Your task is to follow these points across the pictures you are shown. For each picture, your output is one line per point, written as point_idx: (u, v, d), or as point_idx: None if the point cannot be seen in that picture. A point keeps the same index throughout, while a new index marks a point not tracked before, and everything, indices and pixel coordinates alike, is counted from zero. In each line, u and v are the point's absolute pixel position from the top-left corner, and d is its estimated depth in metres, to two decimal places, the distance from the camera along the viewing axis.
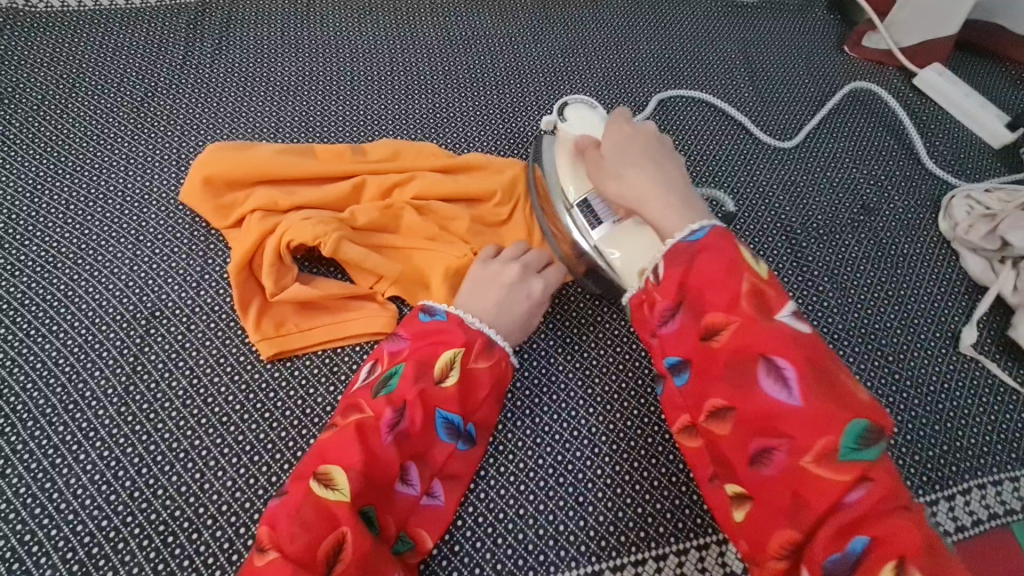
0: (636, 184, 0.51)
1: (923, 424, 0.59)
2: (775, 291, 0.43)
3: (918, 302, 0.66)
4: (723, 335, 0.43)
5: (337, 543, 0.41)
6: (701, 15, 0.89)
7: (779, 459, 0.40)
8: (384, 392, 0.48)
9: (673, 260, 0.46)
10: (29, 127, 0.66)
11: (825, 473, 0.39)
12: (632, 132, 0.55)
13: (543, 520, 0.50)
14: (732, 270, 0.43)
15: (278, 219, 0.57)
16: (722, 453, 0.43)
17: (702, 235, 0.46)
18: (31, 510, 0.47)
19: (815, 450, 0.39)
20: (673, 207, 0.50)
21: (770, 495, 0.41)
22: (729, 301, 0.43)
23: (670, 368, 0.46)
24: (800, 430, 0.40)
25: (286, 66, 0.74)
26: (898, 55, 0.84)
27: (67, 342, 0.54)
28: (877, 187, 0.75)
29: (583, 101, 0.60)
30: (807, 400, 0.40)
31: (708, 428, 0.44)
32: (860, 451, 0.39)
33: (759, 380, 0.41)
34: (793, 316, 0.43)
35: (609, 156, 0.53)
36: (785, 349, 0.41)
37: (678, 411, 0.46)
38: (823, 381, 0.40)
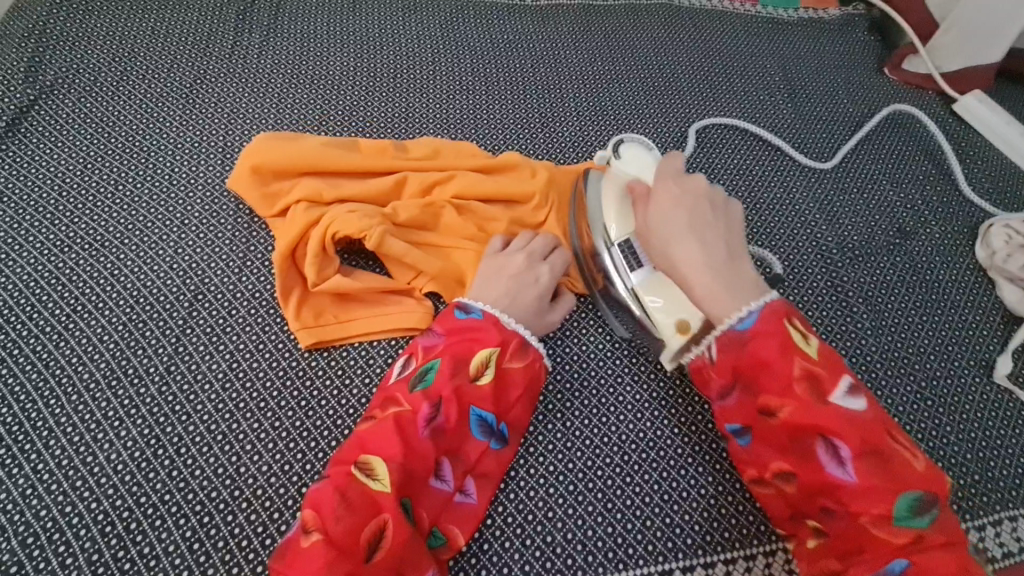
0: (685, 255, 0.50)
1: (954, 452, 0.58)
2: (829, 370, 0.44)
3: (952, 329, 0.66)
4: (779, 414, 0.44)
5: (378, 530, 0.42)
6: (741, 30, 0.89)
7: (842, 517, 0.43)
8: (420, 386, 0.49)
9: (725, 347, 0.47)
10: (83, 107, 0.68)
11: (877, 533, 0.41)
12: (686, 189, 0.52)
13: (571, 524, 0.50)
14: (784, 352, 0.44)
15: (322, 211, 0.58)
16: (795, 505, 0.46)
17: (754, 321, 0.46)
18: (72, 482, 0.48)
19: (872, 514, 0.41)
20: (721, 283, 0.48)
21: (837, 543, 0.44)
22: (784, 388, 0.44)
23: (732, 433, 0.48)
24: (859, 500, 0.42)
25: (331, 60, 0.75)
26: (938, 80, 0.83)
27: (112, 319, 0.55)
28: (913, 211, 0.74)
29: (638, 141, 0.59)
30: (863, 476, 0.42)
31: (771, 482, 0.46)
32: (916, 519, 0.41)
33: (817, 455, 0.43)
34: (848, 393, 0.44)
35: (658, 222, 0.51)
36: (844, 433, 0.42)
37: (738, 464, 0.49)
38: (879, 457, 0.42)
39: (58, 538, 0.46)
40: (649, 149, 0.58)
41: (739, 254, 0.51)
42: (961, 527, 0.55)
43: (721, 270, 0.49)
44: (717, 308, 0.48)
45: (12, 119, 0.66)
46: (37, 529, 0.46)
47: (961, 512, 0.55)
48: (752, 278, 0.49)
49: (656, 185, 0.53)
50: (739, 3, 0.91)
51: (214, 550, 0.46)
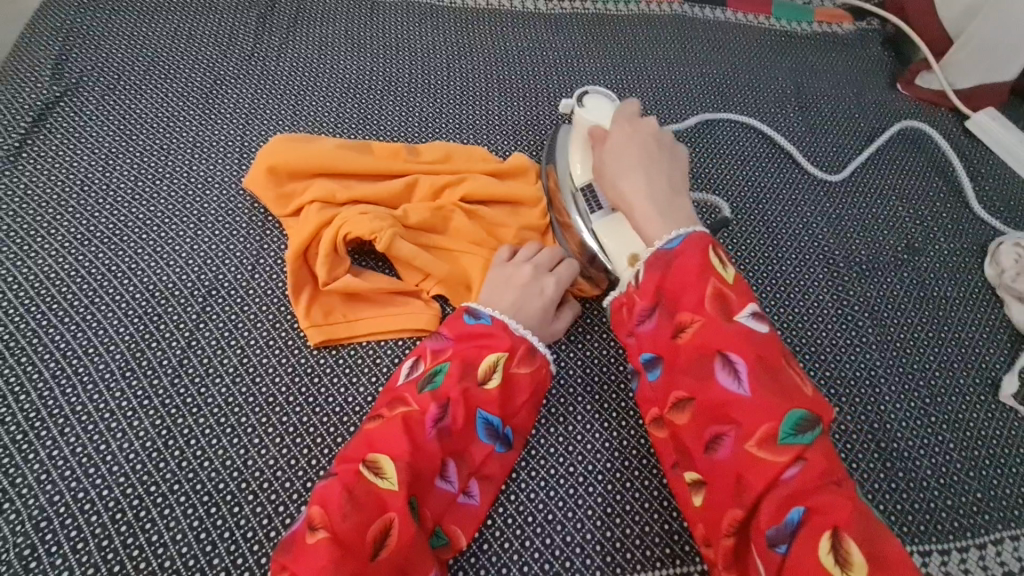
0: (631, 186, 0.53)
1: (957, 469, 0.58)
2: (738, 295, 0.46)
3: (958, 346, 0.66)
4: (688, 332, 0.46)
5: (383, 528, 0.43)
6: (754, 42, 0.89)
7: (729, 443, 0.43)
8: (428, 388, 0.49)
9: (652, 266, 0.49)
10: (106, 104, 0.70)
11: (765, 456, 0.42)
12: (636, 130, 0.56)
13: (570, 528, 0.51)
14: (701, 273, 0.46)
15: (335, 212, 0.59)
16: (682, 441, 0.46)
17: (680, 242, 0.49)
18: (86, 469, 0.49)
19: (759, 435, 0.42)
20: (659, 210, 0.52)
21: (722, 479, 0.43)
22: (696, 304, 0.46)
23: (646, 363, 0.49)
24: (748, 417, 0.43)
25: (348, 63, 0.77)
26: (953, 96, 0.83)
27: (128, 312, 0.57)
28: (922, 226, 0.74)
29: (602, 93, 0.61)
30: (754, 390, 0.43)
31: (672, 415, 0.47)
32: (799, 436, 0.42)
33: (715, 374, 0.44)
34: (752, 317, 0.46)
35: (609, 157, 0.55)
36: (738, 346, 0.44)
37: (646, 403, 0.50)
38: (770, 375, 0.43)
39: (71, 523, 0.47)
40: (612, 99, 0.61)
41: (678, 189, 0.54)
42: (962, 544, 0.54)
43: (660, 198, 0.53)
44: (652, 230, 0.51)
45: (38, 114, 0.68)
46: (50, 514, 0.47)
47: (963, 530, 0.55)
48: (687, 211, 0.53)
49: (612, 127, 0.57)
50: (752, 15, 0.92)
51: (220, 540, 0.47)
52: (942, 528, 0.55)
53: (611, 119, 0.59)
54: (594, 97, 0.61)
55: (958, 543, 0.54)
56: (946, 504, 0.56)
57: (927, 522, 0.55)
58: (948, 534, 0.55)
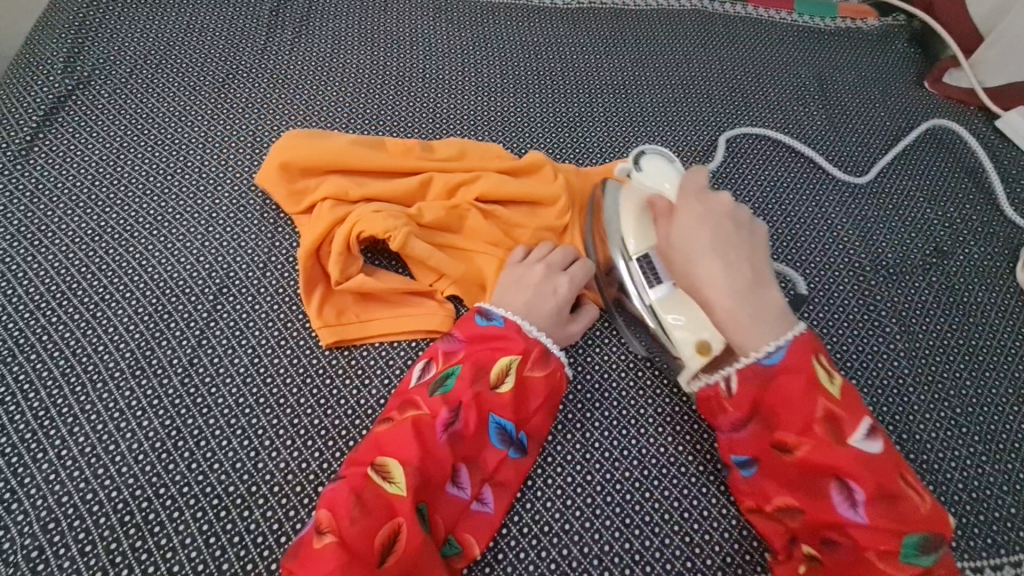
0: (707, 277, 0.48)
1: (989, 483, 0.56)
2: (849, 411, 0.44)
3: (989, 354, 0.63)
4: (796, 452, 0.45)
5: (392, 533, 0.42)
6: (776, 38, 0.87)
7: (845, 551, 0.44)
8: (440, 391, 0.48)
9: (746, 379, 0.47)
10: (118, 98, 0.69)
11: (884, 567, 0.42)
12: (709, 209, 0.50)
13: (587, 538, 0.49)
14: (808, 391, 0.45)
15: (348, 210, 0.58)
16: (791, 536, 0.47)
17: (784, 356, 0.46)
18: (94, 469, 0.49)
19: (878, 549, 0.43)
20: (749, 313, 0.47)
21: (836, 574, 0.44)
22: (803, 427, 0.45)
23: (737, 464, 0.49)
24: (865, 536, 0.43)
25: (361, 58, 0.75)
26: (981, 94, 0.80)
27: (138, 309, 0.56)
28: (951, 229, 0.72)
29: (659, 152, 0.56)
30: (873, 517, 0.43)
31: (778, 518, 0.47)
32: (919, 556, 0.42)
33: (831, 496, 0.44)
34: (866, 436, 0.44)
35: (680, 242, 0.50)
36: (856, 474, 0.43)
37: (737, 495, 0.50)
38: (885, 495, 0.43)
39: (79, 525, 0.46)
40: (670, 159, 0.56)
41: (764, 277, 0.49)
42: (996, 562, 0.52)
43: (745, 294, 0.48)
44: (740, 338, 0.47)
45: (50, 108, 0.67)
46: (58, 516, 0.47)
47: (996, 547, 0.53)
48: (777, 304, 0.48)
49: (679, 203, 0.51)
50: (774, 11, 0.90)
51: (230, 545, 0.46)
52: (974, 544, 0.53)
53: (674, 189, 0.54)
54: (651, 157, 0.56)
55: (991, 561, 0.52)
56: (977, 519, 0.54)
57: (957, 538, 0.53)
58: (980, 550, 0.53)
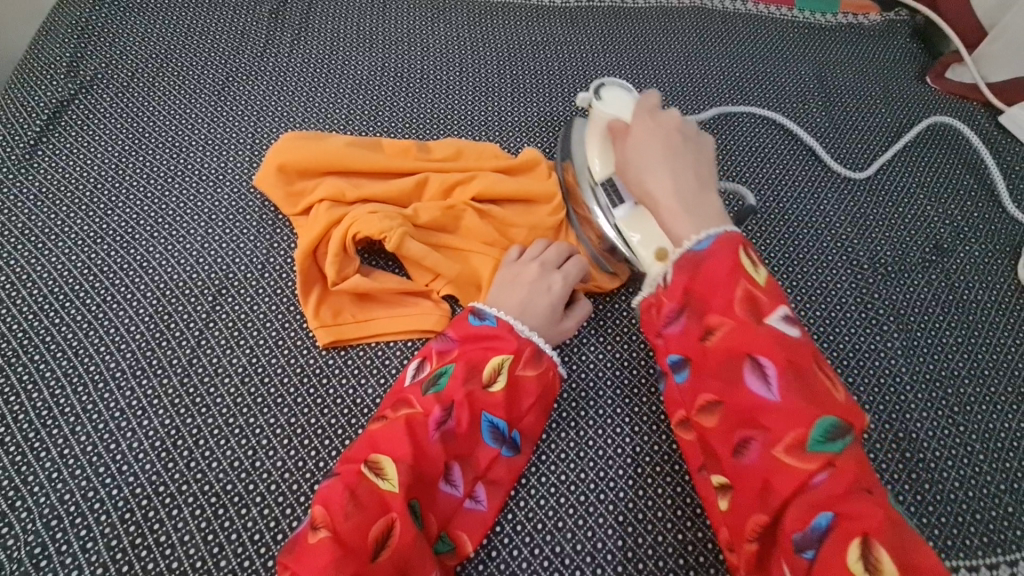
0: (653, 179, 0.52)
1: (987, 483, 0.56)
2: (769, 297, 0.44)
3: (989, 353, 0.63)
4: (716, 334, 0.44)
5: (385, 528, 0.43)
6: (776, 35, 0.87)
7: (757, 449, 0.42)
8: (433, 390, 0.49)
9: (680, 267, 0.47)
10: (119, 101, 0.70)
11: (793, 463, 0.40)
12: (659, 123, 0.54)
13: (581, 535, 0.50)
14: (732, 274, 0.45)
15: (345, 211, 0.58)
16: (712, 447, 0.45)
17: (711, 243, 0.47)
18: (96, 468, 0.50)
19: (786, 441, 0.40)
20: (687, 210, 0.50)
21: (747, 486, 0.42)
22: (726, 307, 0.44)
23: (671, 364, 0.48)
24: (777, 423, 0.41)
25: (359, 59, 0.76)
26: (984, 90, 0.79)
27: (139, 311, 0.57)
28: (952, 226, 0.71)
29: (618, 85, 0.60)
30: (786, 396, 0.41)
31: (699, 419, 0.45)
32: (829, 443, 0.40)
33: (744, 376, 0.43)
34: (784, 321, 0.44)
35: (632, 154, 0.54)
36: (771, 350, 0.42)
37: (672, 406, 0.49)
38: (801, 380, 0.42)
39: (81, 522, 0.47)
40: (630, 92, 0.59)
41: (708, 185, 0.52)
42: (992, 561, 0.52)
43: (686, 193, 0.51)
44: (680, 228, 0.49)
45: (54, 111, 0.68)
46: (60, 513, 0.48)
47: (993, 547, 0.53)
48: (715, 205, 0.50)
49: (633, 122, 0.55)
50: (774, 7, 0.89)
51: (228, 542, 0.47)
52: (970, 543, 0.53)
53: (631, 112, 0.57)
54: (610, 89, 0.60)
55: (987, 559, 0.52)
56: (974, 518, 0.54)
57: (954, 537, 0.53)
58: (976, 549, 0.53)
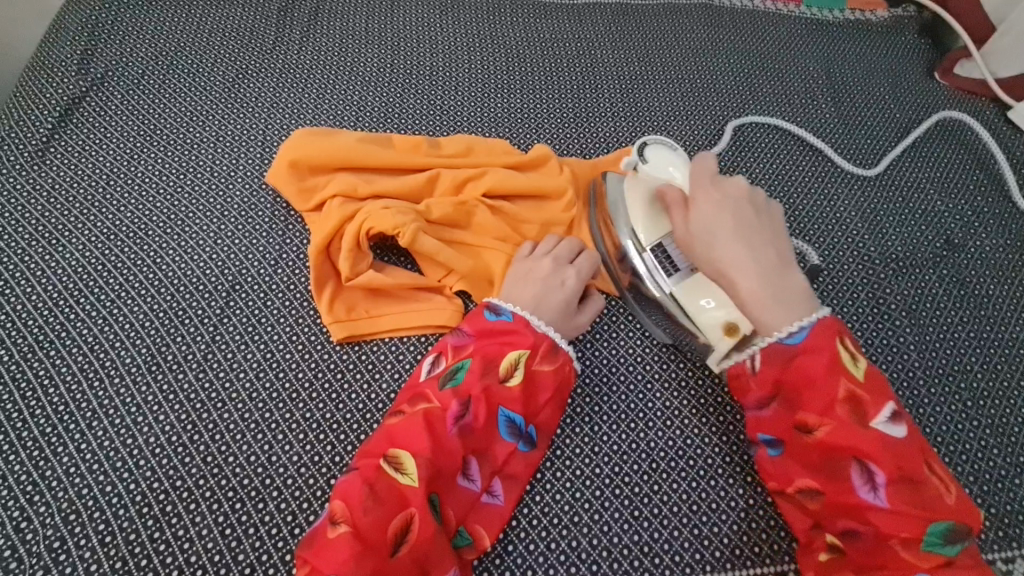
0: (733, 263, 0.48)
1: (1001, 477, 0.56)
2: (873, 394, 0.44)
3: (1002, 348, 0.63)
4: (817, 432, 0.45)
5: (404, 522, 0.43)
6: (784, 31, 0.87)
7: (868, 539, 0.43)
8: (450, 385, 0.49)
9: (770, 358, 0.47)
10: (131, 98, 0.70)
11: (907, 557, 0.41)
12: (725, 194, 0.50)
13: (597, 530, 0.50)
14: (832, 370, 0.45)
15: (357, 206, 0.58)
16: (815, 525, 0.46)
17: (806, 335, 0.46)
18: (113, 463, 0.50)
19: (900, 538, 0.42)
20: (774, 298, 0.47)
21: (857, 570, 0.43)
22: (825, 406, 0.44)
23: (765, 443, 0.48)
24: (885, 522, 0.42)
25: (369, 56, 0.76)
26: (993, 85, 0.79)
27: (154, 306, 0.57)
28: (963, 221, 0.71)
29: (662, 142, 0.56)
30: (893, 500, 0.42)
31: (800, 501, 0.46)
32: (945, 546, 0.41)
33: (850, 478, 0.43)
34: (890, 420, 0.44)
35: (700, 230, 0.50)
36: (878, 455, 0.42)
37: (761, 477, 0.49)
38: (910, 482, 0.42)
39: (99, 517, 0.47)
40: (674, 147, 0.56)
41: (787, 260, 0.50)
42: (1008, 555, 0.52)
43: (771, 277, 0.48)
44: (765, 316, 0.48)
45: (65, 109, 0.68)
46: (78, 507, 0.48)
47: (1008, 540, 0.53)
48: (801, 288, 0.48)
49: (694, 192, 0.51)
50: (782, 4, 0.89)
51: (245, 537, 0.47)
52: (985, 536, 0.53)
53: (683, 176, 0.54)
54: (654, 148, 0.56)
55: (1003, 553, 0.52)
56: (989, 512, 0.54)
57: None
58: (991, 543, 0.52)
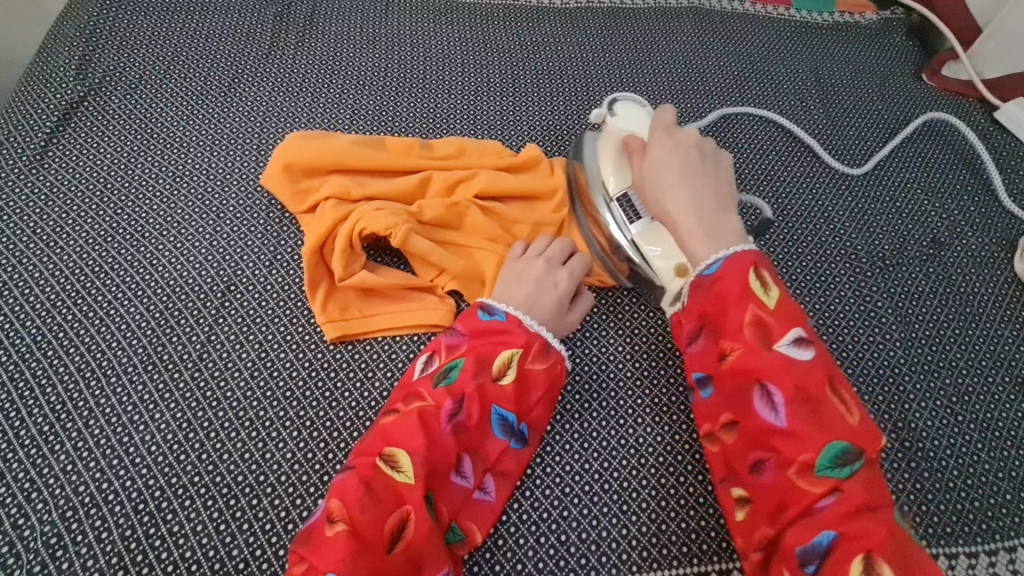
0: (675, 203, 0.53)
1: (985, 470, 0.56)
2: (780, 320, 0.45)
3: (987, 344, 0.64)
4: (729, 358, 0.47)
5: (401, 520, 0.44)
6: (773, 34, 0.88)
7: (772, 468, 0.44)
8: (443, 383, 0.49)
9: (696, 290, 0.50)
10: (129, 102, 0.71)
11: (804, 485, 0.42)
12: (678, 141, 0.54)
13: (586, 524, 0.51)
14: (741, 297, 0.47)
15: (350, 208, 0.59)
16: (729, 461, 0.47)
17: (720, 265, 0.48)
18: (110, 460, 0.50)
19: (799, 461, 0.43)
20: (706, 232, 0.51)
21: (762, 501, 0.44)
22: (735, 332, 0.46)
23: (698, 382, 0.50)
24: (787, 445, 0.43)
25: (363, 60, 0.77)
26: (980, 86, 0.80)
27: (150, 307, 0.58)
28: (949, 220, 0.72)
29: (632, 99, 0.60)
30: (793, 422, 0.43)
31: (721, 436, 0.48)
32: (837, 469, 0.42)
33: (755, 402, 0.45)
34: (795, 343, 0.45)
35: (652, 173, 0.54)
36: (778, 376, 0.44)
37: (697, 419, 0.51)
38: (810, 406, 0.43)
39: (95, 513, 0.48)
40: (642, 105, 0.60)
41: (726, 205, 0.53)
42: (991, 547, 0.53)
43: (707, 217, 0.52)
44: (696, 248, 0.51)
45: (64, 113, 0.69)
46: (75, 504, 0.49)
47: (991, 533, 0.53)
48: (734, 228, 0.52)
49: (651, 139, 0.55)
50: (772, 7, 0.90)
51: (240, 532, 0.48)
52: (969, 529, 0.54)
53: (646, 127, 0.58)
54: (624, 104, 0.60)
55: (986, 546, 0.53)
56: (973, 506, 0.55)
57: (953, 524, 0.54)
58: (976, 536, 0.53)
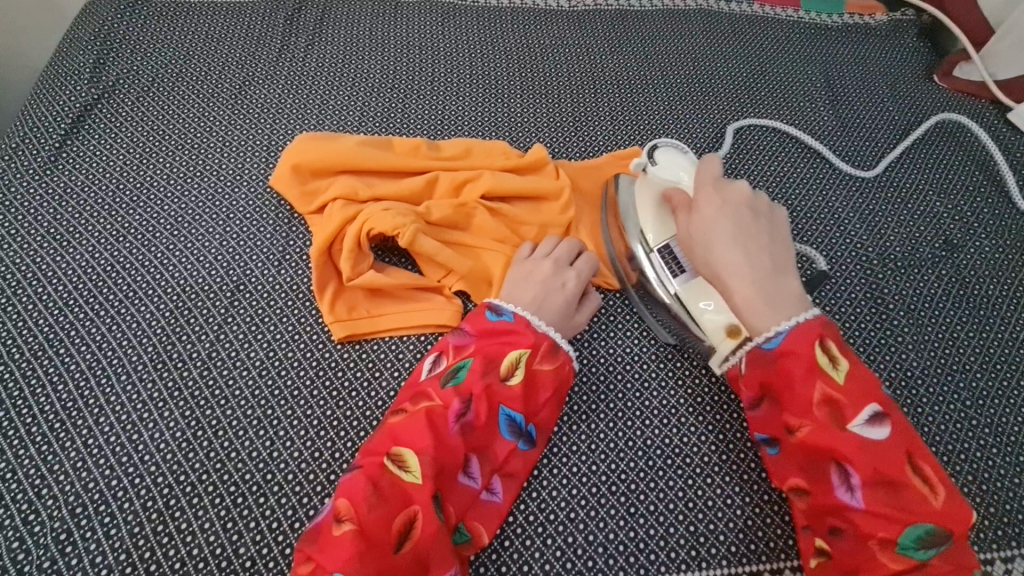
0: (727, 262, 0.50)
1: (1001, 475, 0.55)
2: (852, 397, 0.44)
3: (1001, 347, 0.63)
4: (798, 432, 0.45)
5: (408, 519, 0.43)
6: (783, 35, 0.87)
7: (848, 541, 0.44)
8: (451, 383, 0.49)
9: (755, 361, 0.48)
10: (141, 104, 0.72)
11: (884, 562, 0.42)
12: (727, 199, 0.52)
13: (593, 526, 0.50)
14: (809, 373, 0.45)
15: (358, 208, 0.59)
16: (803, 525, 0.47)
17: (783, 339, 0.47)
18: (119, 458, 0.51)
19: (878, 539, 0.42)
20: (764, 297, 0.48)
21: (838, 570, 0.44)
22: (804, 408, 0.45)
23: (762, 443, 0.49)
24: (865, 524, 0.42)
25: (371, 62, 0.78)
26: (992, 87, 0.79)
27: (160, 306, 0.58)
28: (962, 222, 0.71)
29: (673, 145, 0.59)
30: (871, 502, 0.42)
31: (790, 501, 0.48)
32: (920, 551, 0.41)
33: (829, 479, 0.44)
34: (869, 421, 0.43)
35: (699, 232, 0.52)
36: (854, 458, 0.43)
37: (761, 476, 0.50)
38: (888, 486, 0.42)
39: (104, 509, 0.49)
40: (684, 152, 0.58)
41: (785, 266, 0.50)
42: (1007, 554, 0.52)
43: (764, 280, 0.49)
44: (754, 315, 0.49)
45: (77, 116, 0.70)
46: (84, 501, 0.49)
47: (1007, 539, 0.52)
48: (794, 293, 0.49)
49: (697, 197, 0.53)
50: (781, 8, 0.90)
51: (247, 530, 0.48)
52: (984, 534, 0.53)
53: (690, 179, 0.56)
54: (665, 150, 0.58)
55: (1002, 553, 0.52)
56: (988, 511, 0.54)
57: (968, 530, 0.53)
58: (991, 542, 0.52)
